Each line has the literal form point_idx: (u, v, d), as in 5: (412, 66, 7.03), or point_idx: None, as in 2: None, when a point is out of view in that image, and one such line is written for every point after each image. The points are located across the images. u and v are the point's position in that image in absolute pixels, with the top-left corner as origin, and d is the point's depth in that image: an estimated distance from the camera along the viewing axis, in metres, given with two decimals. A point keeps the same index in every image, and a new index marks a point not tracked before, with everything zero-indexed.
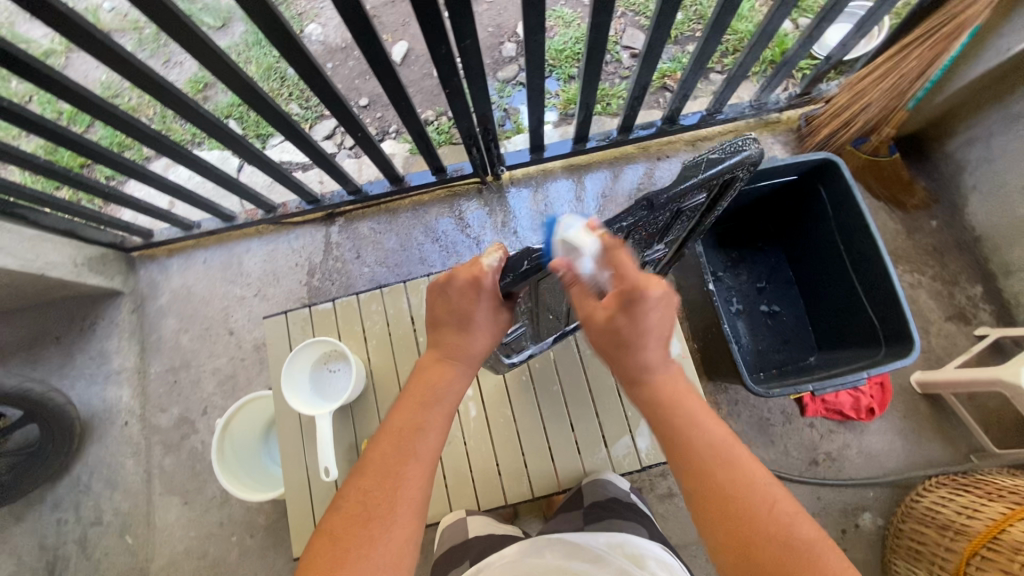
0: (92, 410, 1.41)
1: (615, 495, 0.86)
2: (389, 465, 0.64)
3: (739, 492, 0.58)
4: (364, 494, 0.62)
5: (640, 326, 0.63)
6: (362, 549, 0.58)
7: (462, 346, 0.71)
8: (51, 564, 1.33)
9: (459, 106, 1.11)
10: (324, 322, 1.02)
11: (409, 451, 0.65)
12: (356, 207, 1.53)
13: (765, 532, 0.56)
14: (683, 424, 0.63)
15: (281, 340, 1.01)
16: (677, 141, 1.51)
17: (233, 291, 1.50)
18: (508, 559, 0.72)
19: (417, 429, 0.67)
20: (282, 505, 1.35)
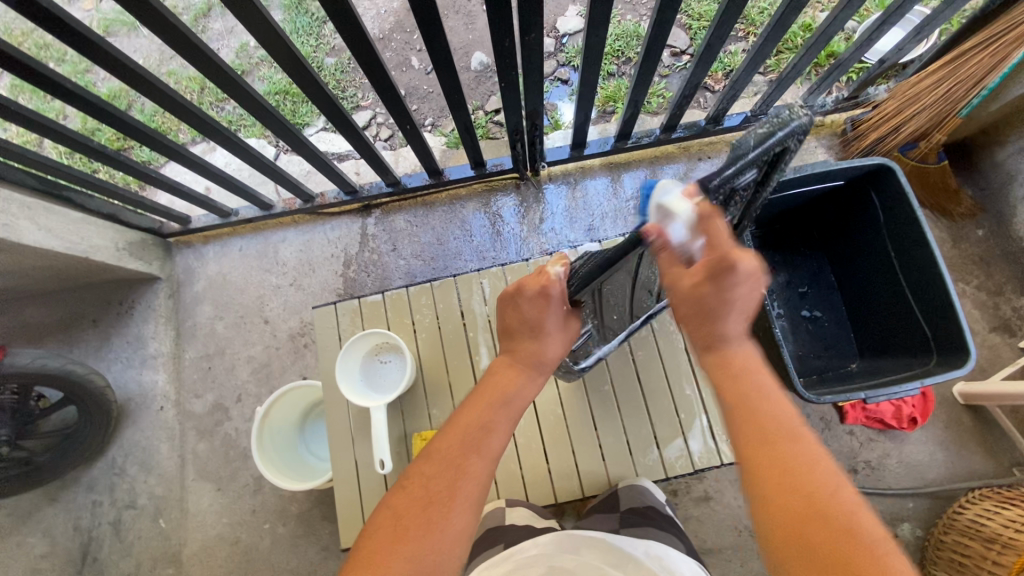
0: (129, 394, 1.41)
1: (653, 505, 0.85)
2: (453, 456, 0.64)
3: (801, 468, 0.58)
4: (426, 477, 0.63)
5: (724, 297, 0.65)
6: (423, 529, 0.59)
7: (535, 354, 0.73)
8: (86, 545, 1.34)
9: (511, 99, 1.10)
10: (373, 315, 1.01)
11: (472, 446, 0.66)
12: (393, 199, 1.52)
13: (825, 514, 0.54)
14: (757, 400, 0.64)
15: (331, 331, 1.00)
16: (718, 142, 1.50)
17: (269, 280, 1.50)
18: (542, 551, 0.72)
19: (482, 428, 0.68)
20: (315, 495, 1.36)
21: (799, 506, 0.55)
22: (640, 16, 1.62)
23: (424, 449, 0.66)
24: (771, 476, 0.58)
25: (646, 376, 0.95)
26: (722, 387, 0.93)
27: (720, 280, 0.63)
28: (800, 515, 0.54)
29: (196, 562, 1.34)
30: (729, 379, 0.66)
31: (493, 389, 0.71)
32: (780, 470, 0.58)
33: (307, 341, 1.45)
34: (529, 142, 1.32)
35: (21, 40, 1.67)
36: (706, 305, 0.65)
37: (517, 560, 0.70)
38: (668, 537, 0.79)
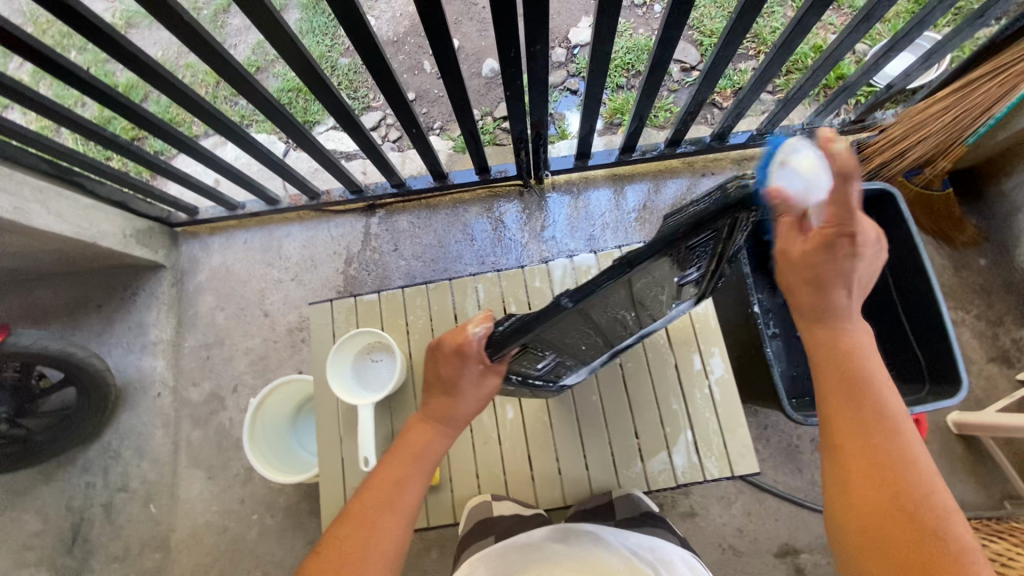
0: (128, 379, 1.44)
1: (649, 511, 0.87)
2: (365, 515, 0.68)
3: (895, 465, 0.60)
4: (339, 540, 0.66)
5: (843, 266, 0.65)
6: None
7: (449, 410, 0.73)
8: (77, 526, 1.36)
9: (515, 106, 1.11)
10: (368, 313, 1.02)
11: (386, 503, 0.69)
12: (398, 200, 1.54)
13: (915, 517, 0.57)
14: (865, 393, 0.65)
15: (325, 328, 1.02)
16: (723, 159, 1.51)
17: (271, 274, 1.52)
18: (536, 538, 0.75)
19: (397, 484, 0.71)
20: (304, 488, 1.37)
21: (884, 500, 0.59)
22: (652, 30, 1.62)
23: (343, 508, 0.70)
24: (860, 465, 0.61)
25: (634, 389, 0.95)
26: (709, 403, 0.93)
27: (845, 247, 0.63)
28: (878, 510, 0.59)
29: (184, 548, 1.35)
30: (827, 363, 0.68)
31: (407, 448, 0.73)
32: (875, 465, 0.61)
33: (305, 336, 1.47)
34: (531, 152, 1.34)
35: (46, 28, 1.72)
36: (822, 271, 0.66)
37: (517, 550, 0.72)
38: (663, 534, 0.81)
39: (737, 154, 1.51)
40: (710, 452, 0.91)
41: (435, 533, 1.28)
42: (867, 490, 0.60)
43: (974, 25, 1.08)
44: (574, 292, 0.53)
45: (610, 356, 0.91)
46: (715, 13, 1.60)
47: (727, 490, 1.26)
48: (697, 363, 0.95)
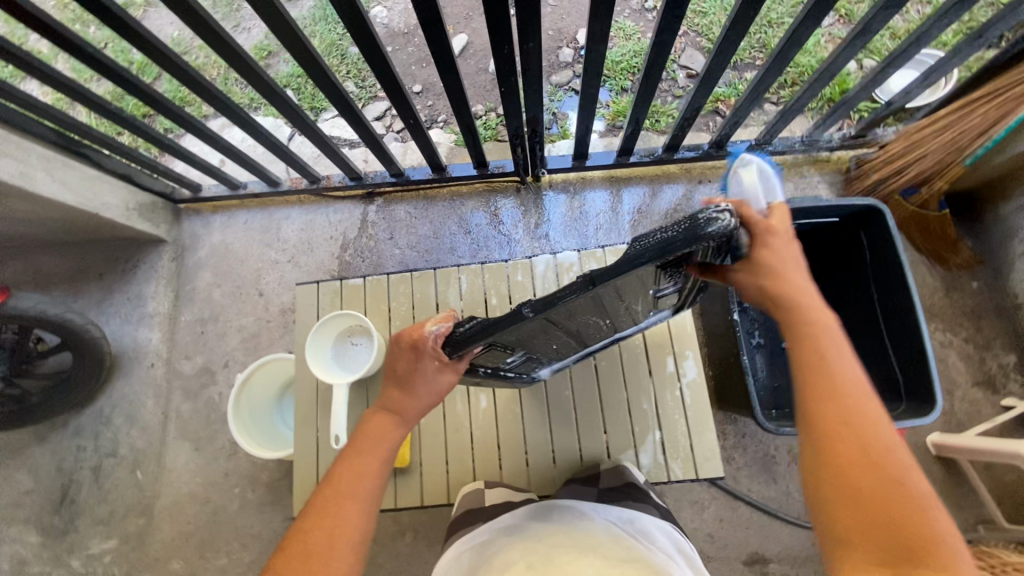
0: (123, 348, 1.48)
1: (632, 480, 0.86)
2: (328, 506, 0.67)
3: (865, 427, 0.58)
4: (303, 534, 0.65)
5: (783, 254, 0.66)
6: None
7: (405, 406, 0.72)
8: (66, 487, 1.40)
9: (510, 103, 1.12)
10: (353, 297, 1.05)
11: (349, 492, 0.68)
12: (396, 189, 1.56)
13: (888, 475, 0.56)
14: (830, 358, 0.62)
15: (310, 309, 1.05)
16: (721, 167, 1.51)
17: (268, 254, 1.55)
18: (518, 518, 0.75)
19: (357, 473, 0.69)
20: (285, 466, 1.40)
21: (859, 463, 0.57)
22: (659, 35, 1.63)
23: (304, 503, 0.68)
24: (835, 434, 0.58)
25: (606, 386, 0.96)
26: (678, 405, 0.94)
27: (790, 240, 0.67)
28: (854, 474, 0.57)
29: (166, 515, 1.39)
30: (797, 335, 0.64)
31: (364, 438, 0.71)
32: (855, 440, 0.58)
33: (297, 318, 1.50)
34: (527, 151, 1.36)
35: (67, 3, 1.76)
36: (767, 267, 0.66)
37: (501, 529, 0.73)
38: (643, 507, 0.79)
39: None
40: (676, 454, 0.92)
41: (410, 518, 1.31)
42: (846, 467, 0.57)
43: (973, 45, 1.08)
44: (532, 305, 0.54)
45: (581, 356, 0.92)
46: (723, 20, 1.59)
47: (700, 495, 1.26)
48: (670, 365, 0.96)
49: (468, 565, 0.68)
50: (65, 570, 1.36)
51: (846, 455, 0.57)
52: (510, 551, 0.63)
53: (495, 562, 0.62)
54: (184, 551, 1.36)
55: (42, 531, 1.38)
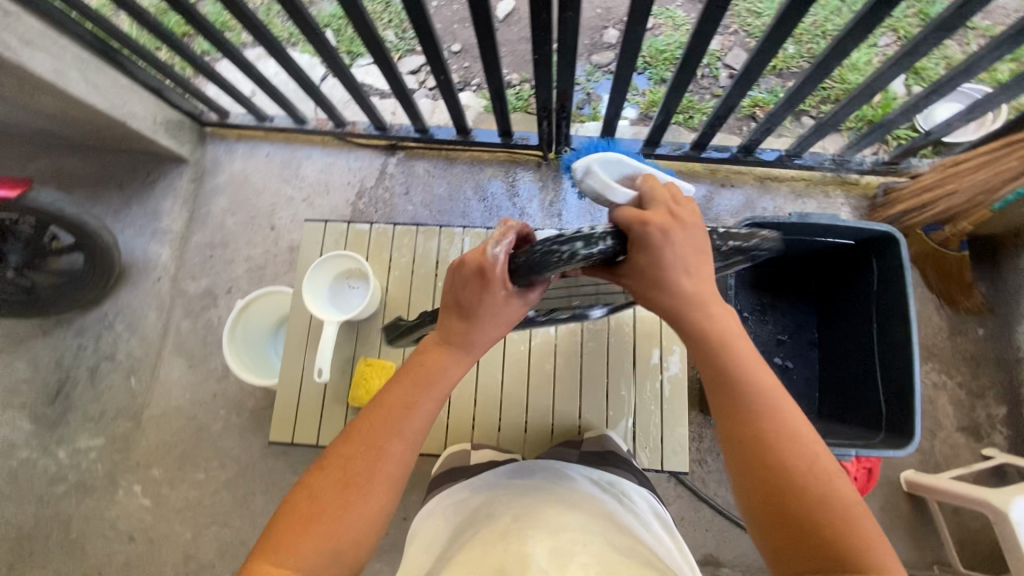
0: (134, 259, 1.52)
1: (613, 448, 0.86)
2: (373, 438, 0.63)
3: (781, 444, 0.62)
4: (345, 458, 0.62)
5: (662, 258, 0.61)
6: (333, 514, 0.58)
7: (469, 337, 0.66)
8: (62, 381, 1.46)
9: (542, 73, 1.11)
10: (356, 242, 1.06)
11: (395, 425, 0.64)
12: (419, 146, 1.56)
13: (808, 487, 0.60)
14: (742, 377, 0.65)
15: (314, 246, 1.06)
16: (746, 173, 1.49)
17: (285, 191, 1.57)
18: (501, 475, 0.76)
19: (408, 407, 0.64)
20: (272, 396, 1.44)
21: (780, 481, 0.60)
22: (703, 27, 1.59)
23: (345, 428, 0.64)
24: (756, 457, 0.62)
25: (589, 367, 0.97)
26: (656, 397, 0.95)
27: (672, 222, 0.61)
28: (780, 492, 0.60)
29: (153, 425, 1.44)
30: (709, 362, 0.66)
31: (420, 369, 0.66)
32: (780, 454, 0.61)
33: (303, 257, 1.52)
34: (552, 127, 1.36)
35: None
36: (651, 271, 0.62)
37: (487, 485, 0.74)
38: (625, 471, 0.79)
39: (762, 171, 1.48)
40: (645, 443, 0.94)
41: None
42: (777, 484, 0.60)
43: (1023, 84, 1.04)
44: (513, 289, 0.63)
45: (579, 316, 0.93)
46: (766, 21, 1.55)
47: (666, 491, 1.28)
48: (654, 357, 0.97)
49: (456, 521, 0.68)
50: (52, 459, 1.43)
51: (775, 471, 0.61)
52: (496, 506, 0.63)
53: (479, 516, 0.63)
54: (165, 460, 1.42)
55: (35, 419, 1.45)
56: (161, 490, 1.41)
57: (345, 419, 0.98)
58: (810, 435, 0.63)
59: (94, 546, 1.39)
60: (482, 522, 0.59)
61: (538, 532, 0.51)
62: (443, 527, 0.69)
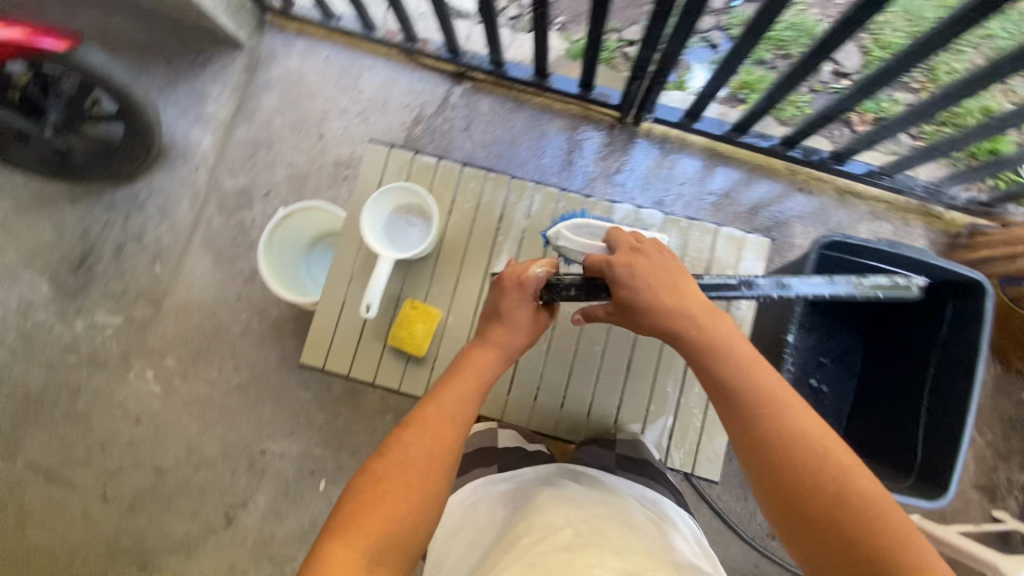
0: (174, 141, 1.44)
1: (648, 458, 0.86)
2: (430, 425, 0.74)
3: (787, 444, 0.66)
4: (405, 444, 0.72)
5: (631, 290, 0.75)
6: (395, 493, 0.67)
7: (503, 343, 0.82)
8: (86, 252, 1.42)
9: (656, 22, 1.01)
10: (420, 176, 0.99)
11: (447, 415, 0.75)
12: (489, 80, 1.45)
13: (820, 486, 0.63)
14: (740, 383, 0.71)
15: (376, 170, 0.99)
16: (828, 182, 1.40)
17: (339, 100, 1.47)
18: (544, 474, 0.80)
19: (460, 397, 0.77)
20: (295, 311, 1.41)
21: (791, 481, 0.65)
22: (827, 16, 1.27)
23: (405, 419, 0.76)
24: (763, 460, 0.67)
25: (640, 358, 0.93)
26: (702, 402, 0.92)
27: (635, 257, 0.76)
28: (794, 490, 0.64)
29: (172, 315, 1.42)
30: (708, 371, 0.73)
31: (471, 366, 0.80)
32: (791, 461, 0.66)
33: (348, 175, 1.45)
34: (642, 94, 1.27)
35: None
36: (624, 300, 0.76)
37: (531, 481, 0.78)
38: (660, 488, 0.81)
39: (845, 183, 1.40)
40: (681, 444, 0.92)
41: (397, 401, 1.36)
42: (795, 493, 0.64)
43: None
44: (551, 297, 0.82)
45: None
46: (901, 29, 1.20)
47: None
48: None
49: (505, 518, 0.72)
50: (67, 328, 1.42)
51: (789, 479, 0.65)
52: (547, 512, 0.67)
53: (534, 521, 0.66)
54: (180, 352, 1.41)
55: (55, 285, 1.42)
56: (172, 381, 1.40)
57: (380, 357, 0.95)
58: (817, 433, 0.67)
59: (101, 420, 1.41)
60: (540, 531, 0.63)
61: (591, 562, 0.54)
62: (490, 516, 0.74)
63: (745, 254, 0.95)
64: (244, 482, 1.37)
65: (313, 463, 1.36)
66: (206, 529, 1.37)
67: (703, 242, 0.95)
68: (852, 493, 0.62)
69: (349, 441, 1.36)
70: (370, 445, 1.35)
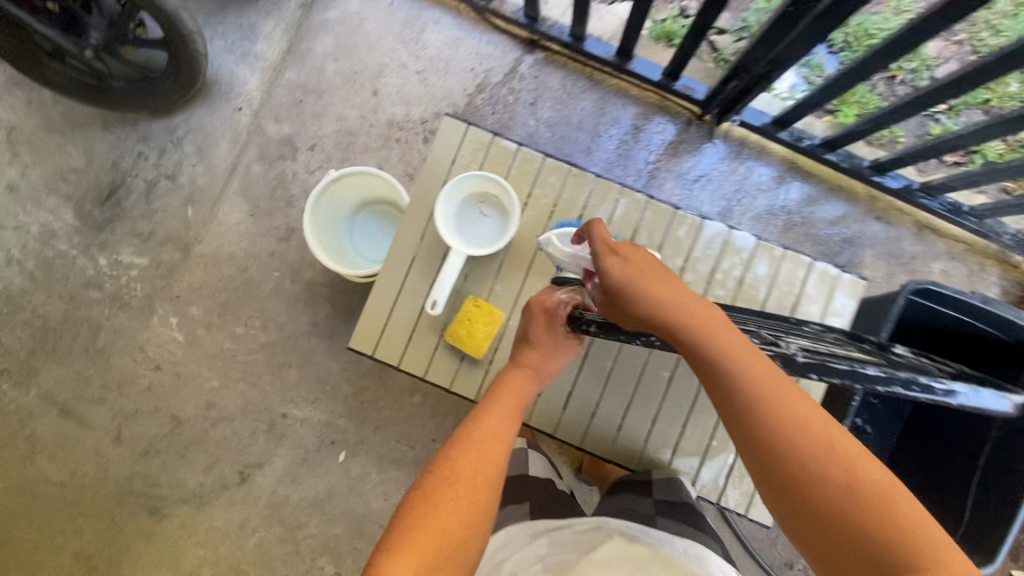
0: (218, 77, 1.34)
1: (688, 500, 0.85)
2: (476, 441, 0.70)
3: (788, 440, 0.59)
4: (454, 460, 0.68)
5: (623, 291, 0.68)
6: (451, 506, 0.63)
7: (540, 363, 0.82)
8: (116, 185, 1.34)
9: (784, 23, 0.91)
10: (496, 162, 0.91)
11: (493, 433, 0.72)
12: (563, 53, 1.34)
13: (828, 483, 0.56)
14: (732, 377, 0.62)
15: (450, 148, 0.90)
16: (907, 214, 1.32)
17: (399, 54, 1.36)
18: (587, 527, 0.77)
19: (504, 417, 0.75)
20: (330, 276, 1.34)
21: (796, 482, 0.57)
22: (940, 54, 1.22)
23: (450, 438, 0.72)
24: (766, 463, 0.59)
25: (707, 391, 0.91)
26: None
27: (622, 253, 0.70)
28: (799, 491, 0.57)
29: (201, 262, 1.35)
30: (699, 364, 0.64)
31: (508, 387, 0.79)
32: (792, 464, 0.58)
33: (399, 138, 1.35)
34: (730, 101, 1.19)
35: None
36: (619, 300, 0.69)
37: (573, 532, 0.76)
38: (702, 538, 0.79)
39: (925, 218, 1.31)
40: (739, 483, 0.91)
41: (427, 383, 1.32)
42: (804, 503, 0.57)
43: None
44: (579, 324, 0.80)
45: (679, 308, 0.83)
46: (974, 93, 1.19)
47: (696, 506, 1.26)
48: None
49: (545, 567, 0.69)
50: (90, 263, 1.35)
51: (794, 485, 0.57)
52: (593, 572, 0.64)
53: None
54: (207, 303, 1.35)
55: (81, 215, 1.35)
56: (196, 332, 1.35)
57: (433, 352, 0.89)
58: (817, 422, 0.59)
59: (119, 362, 1.36)
60: None
61: None
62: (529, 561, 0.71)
63: (838, 292, 0.88)
64: (262, 444, 1.34)
65: (335, 433, 1.33)
66: (219, 484, 1.35)
67: (794, 275, 0.88)
68: (860, 486, 0.55)
69: (373, 416, 1.33)
70: (395, 423, 1.33)
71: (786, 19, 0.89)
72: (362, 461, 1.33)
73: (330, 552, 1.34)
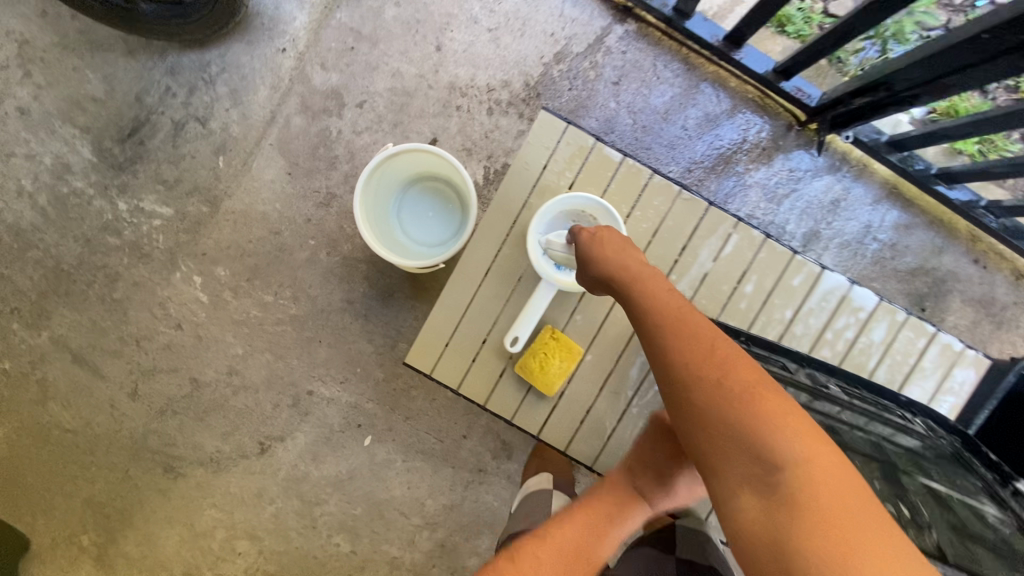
0: (262, 10, 1.19)
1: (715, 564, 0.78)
2: (568, 548, 0.63)
3: (708, 377, 0.57)
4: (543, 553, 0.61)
5: (600, 253, 0.73)
6: None
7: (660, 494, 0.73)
8: (142, 122, 1.21)
9: (961, 50, 0.77)
10: (586, 182, 0.87)
11: (582, 544, 0.65)
12: (660, 27, 1.16)
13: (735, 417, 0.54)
14: (661, 322, 0.63)
15: (540, 158, 0.86)
16: (1009, 259, 1.20)
17: (469, 6, 1.18)
18: None
19: (597, 534, 0.67)
20: (371, 253, 1.24)
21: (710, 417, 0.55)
22: None
23: (537, 530, 0.64)
24: (688, 403, 0.57)
25: None
26: None
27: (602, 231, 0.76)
28: (711, 424, 0.55)
29: (230, 220, 1.23)
30: (641, 315, 0.66)
31: (609, 506, 0.70)
32: (680, 384, 0.58)
33: (460, 105, 1.19)
34: (847, 118, 1.07)
35: None
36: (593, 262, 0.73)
37: None
38: None
39: None
40: None
41: None
42: (690, 422, 0.57)
43: None
44: None
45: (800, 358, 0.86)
46: None
47: None
48: None
49: None
50: (108, 206, 1.23)
51: (676, 399, 0.58)
52: None
53: None
54: (234, 265, 1.24)
55: (100, 152, 1.22)
56: (222, 294, 1.25)
57: (497, 378, 0.86)
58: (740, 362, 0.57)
59: (137, 315, 1.27)
60: None
61: None
62: None
63: (958, 367, 0.88)
64: (285, 418, 1.28)
65: (362, 417, 1.27)
66: (238, 452, 1.31)
67: None
68: (732, 390, 0.55)
69: (404, 403, 1.27)
70: (426, 413, 1.28)
71: (968, 46, 0.76)
72: (388, 447, 1.28)
73: (346, 530, 1.31)
